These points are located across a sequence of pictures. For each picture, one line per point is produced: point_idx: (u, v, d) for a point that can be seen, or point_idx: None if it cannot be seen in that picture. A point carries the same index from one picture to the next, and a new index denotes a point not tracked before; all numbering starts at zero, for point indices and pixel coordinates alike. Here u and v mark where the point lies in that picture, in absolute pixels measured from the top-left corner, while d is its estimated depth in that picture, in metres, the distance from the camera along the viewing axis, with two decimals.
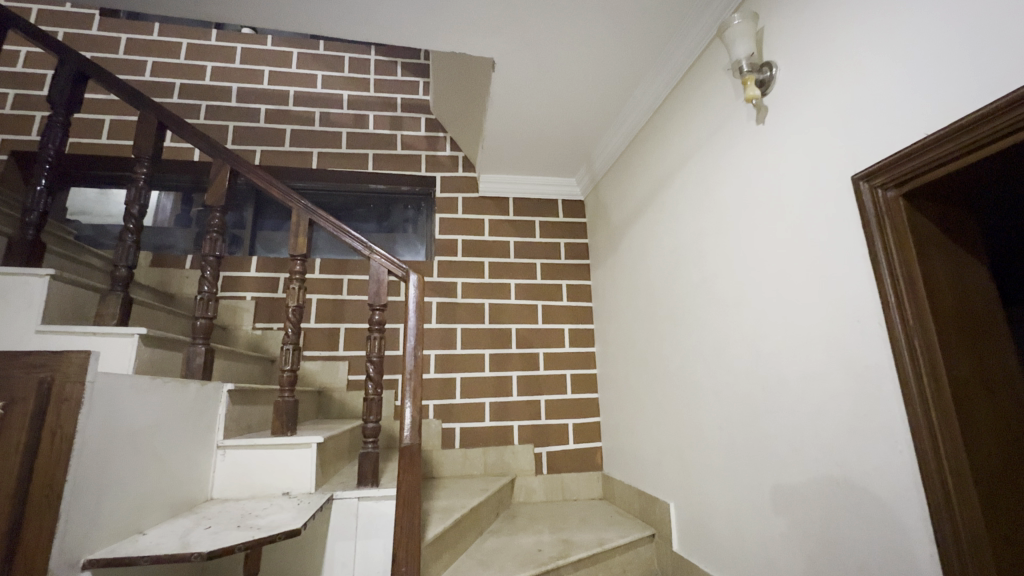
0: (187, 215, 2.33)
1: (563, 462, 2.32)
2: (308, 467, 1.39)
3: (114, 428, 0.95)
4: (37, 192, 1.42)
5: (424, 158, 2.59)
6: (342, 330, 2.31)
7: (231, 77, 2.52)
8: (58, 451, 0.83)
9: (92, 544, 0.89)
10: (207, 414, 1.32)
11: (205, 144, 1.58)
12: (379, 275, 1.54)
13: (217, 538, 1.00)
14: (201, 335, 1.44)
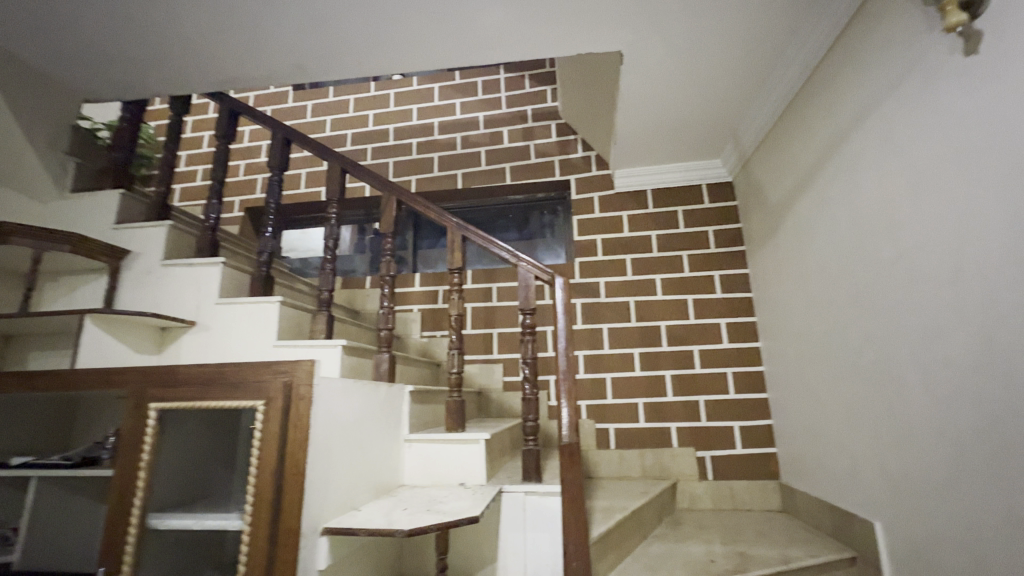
0: (363, 243, 2.74)
1: (731, 468, 2.13)
2: (479, 460, 1.52)
3: (335, 421, 1.16)
4: (266, 237, 1.83)
5: (557, 163, 2.64)
6: (495, 335, 2.47)
7: (388, 119, 2.90)
8: (298, 438, 1.04)
9: (326, 515, 1.10)
10: (395, 411, 1.53)
11: (376, 181, 1.85)
12: (527, 280, 1.61)
13: (413, 519, 1.15)
14: (385, 343, 1.68)
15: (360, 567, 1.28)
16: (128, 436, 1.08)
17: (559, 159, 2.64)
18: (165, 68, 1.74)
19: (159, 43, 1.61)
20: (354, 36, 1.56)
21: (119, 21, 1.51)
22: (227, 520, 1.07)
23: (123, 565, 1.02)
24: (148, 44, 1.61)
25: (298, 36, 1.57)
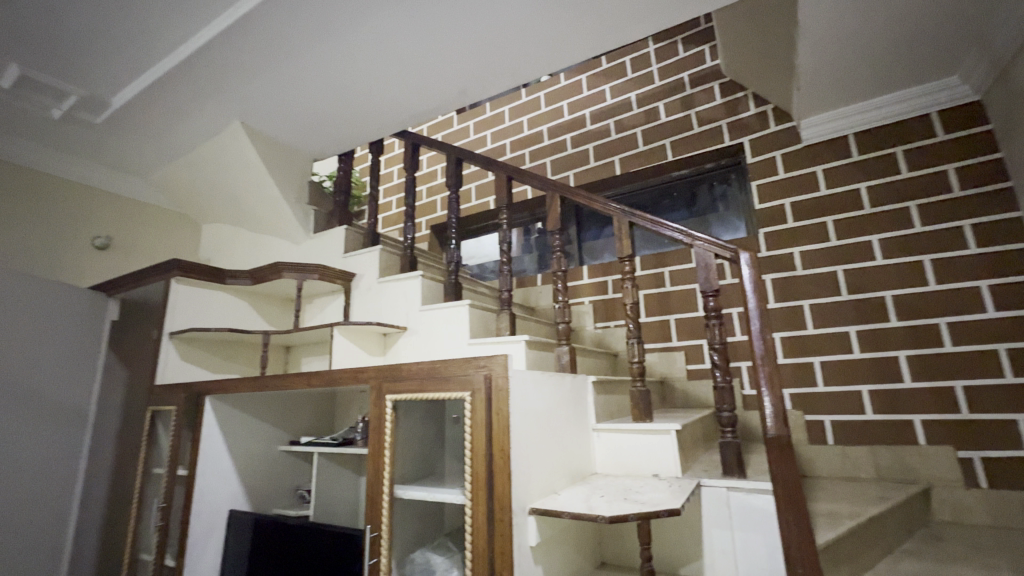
0: (530, 243, 2.88)
1: (1018, 474, 1.62)
2: (672, 451, 1.47)
3: (530, 411, 1.23)
4: (452, 249, 2.06)
5: (726, 127, 2.38)
6: (672, 321, 2.35)
7: (542, 120, 3.00)
8: (501, 426, 1.14)
9: (532, 496, 1.19)
10: (582, 401, 1.58)
11: (539, 181, 1.93)
12: (705, 260, 1.49)
13: (612, 507, 1.16)
14: (564, 337, 1.74)
15: (566, 548, 1.35)
16: (375, 422, 1.34)
17: (727, 123, 2.38)
18: (364, 120, 2.09)
19: (359, 101, 1.95)
20: (508, 48, 1.65)
21: (332, 90, 1.87)
22: (453, 495, 1.22)
23: (381, 525, 1.27)
24: (351, 104, 1.97)
25: (460, 63, 1.73)
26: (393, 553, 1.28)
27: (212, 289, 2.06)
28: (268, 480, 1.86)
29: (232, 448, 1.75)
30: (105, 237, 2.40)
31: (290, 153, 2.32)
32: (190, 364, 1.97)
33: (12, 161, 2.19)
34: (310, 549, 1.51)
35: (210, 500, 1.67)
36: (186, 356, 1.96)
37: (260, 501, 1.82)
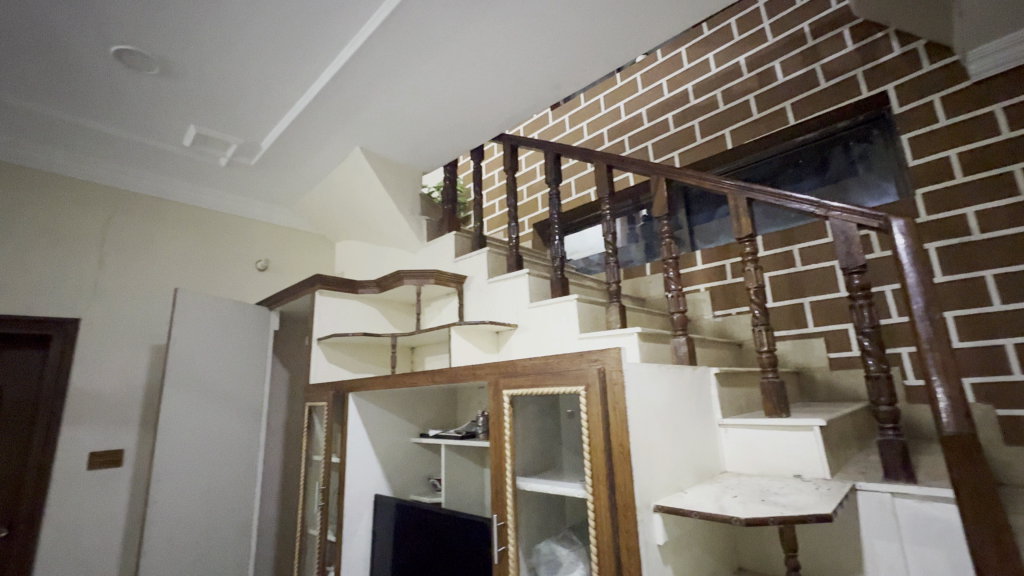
0: (636, 232, 2.77)
1: None
2: (816, 450, 1.31)
3: (648, 406, 1.19)
4: (556, 245, 2.07)
5: (862, 76, 2.06)
6: (807, 305, 2.09)
7: (639, 103, 2.87)
8: (618, 420, 1.11)
9: (656, 493, 1.14)
10: (704, 394, 1.48)
11: (642, 167, 1.85)
12: (846, 233, 1.30)
13: (747, 508, 1.07)
14: (680, 327, 1.64)
15: (697, 550, 1.28)
16: (494, 416, 1.40)
17: (863, 71, 2.05)
18: (464, 129, 2.20)
19: (459, 111, 2.05)
20: (599, 33, 1.61)
21: (435, 105, 1.99)
22: (574, 488, 1.23)
23: (507, 515, 1.32)
24: (452, 115, 2.08)
25: (551, 58, 1.73)
26: (520, 544, 1.32)
27: (348, 299, 2.32)
28: (405, 469, 2.04)
29: (373, 439, 1.95)
30: (264, 259, 2.86)
31: (402, 170, 2.53)
32: (335, 364, 2.24)
33: (196, 203, 2.69)
34: (445, 533, 1.63)
35: (358, 485, 1.88)
36: (332, 358, 2.24)
37: (399, 487, 2.01)
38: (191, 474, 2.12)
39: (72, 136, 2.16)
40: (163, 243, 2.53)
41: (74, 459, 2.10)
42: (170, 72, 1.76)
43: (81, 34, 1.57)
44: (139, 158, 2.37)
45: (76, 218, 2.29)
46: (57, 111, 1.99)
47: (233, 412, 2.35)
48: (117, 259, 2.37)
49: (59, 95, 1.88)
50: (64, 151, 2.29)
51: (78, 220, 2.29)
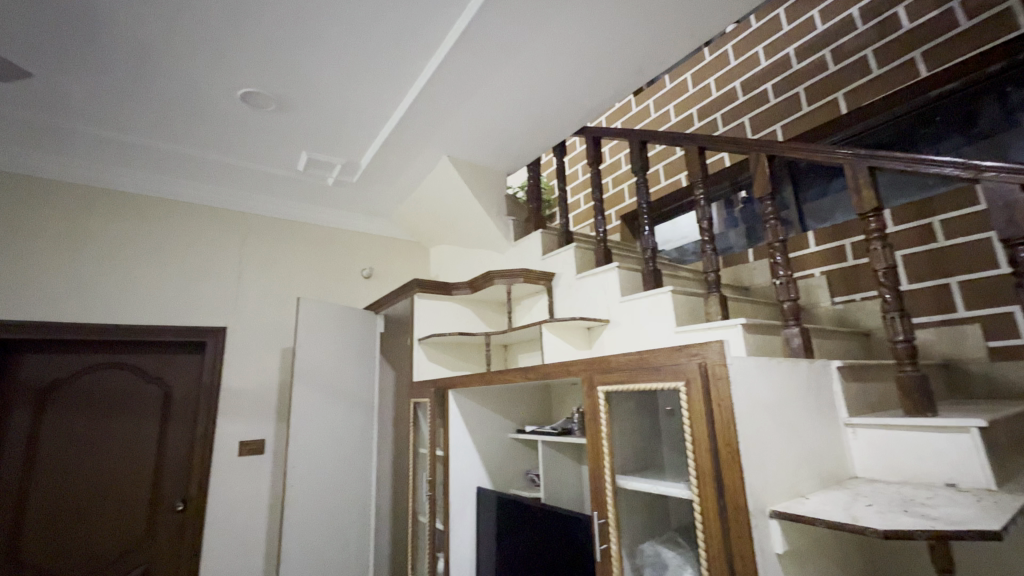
0: (734, 216, 2.57)
1: None
2: (975, 456, 1.12)
3: (758, 403, 1.10)
4: (646, 236, 1.99)
5: (1019, 7, 1.71)
6: (954, 286, 1.78)
7: (732, 76, 2.66)
8: (724, 419, 1.04)
9: (772, 497, 1.05)
10: (826, 390, 1.33)
11: (738, 145, 1.71)
12: (1004, 197, 1.12)
13: (886, 519, 0.94)
14: (792, 317, 1.50)
15: (826, 562, 1.16)
16: (590, 412, 1.38)
17: (1021, 0, 1.70)
18: (545, 127, 2.20)
19: (539, 109, 2.06)
20: (683, 8, 1.52)
21: (516, 105, 2.02)
22: (679, 489, 1.18)
23: (608, 511, 1.30)
24: (533, 114, 2.10)
25: (633, 42, 1.67)
26: (623, 542, 1.30)
27: (443, 301, 2.45)
28: (505, 464, 2.11)
29: (473, 434, 2.04)
30: (369, 267, 3.11)
31: (487, 173, 2.60)
32: (436, 362, 2.38)
33: (311, 220, 3.01)
34: (547, 527, 1.65)
35: (461, 477, 1.97)
36: (432, 357, 2.37)
37: (499, 480, 2.08)
38: (318, 462, 2.39)
39: (213, 171, 2.53)
40: (286, 258, 2.86)
41: (228, 447, 2.46)
42: (285, 106, 1.99)
43: (216, 83, 1.83)
44: (264, 185, 2.71)
45: (219, 241, 2.68)
46: (201, 152, 2.34)
47: (349, 407, 2.60)
48: (252, 274, 2.73)
49: (203, 138, 2.21)
50: (208, 185, 2.69)
51: (220, 243, 2.68)
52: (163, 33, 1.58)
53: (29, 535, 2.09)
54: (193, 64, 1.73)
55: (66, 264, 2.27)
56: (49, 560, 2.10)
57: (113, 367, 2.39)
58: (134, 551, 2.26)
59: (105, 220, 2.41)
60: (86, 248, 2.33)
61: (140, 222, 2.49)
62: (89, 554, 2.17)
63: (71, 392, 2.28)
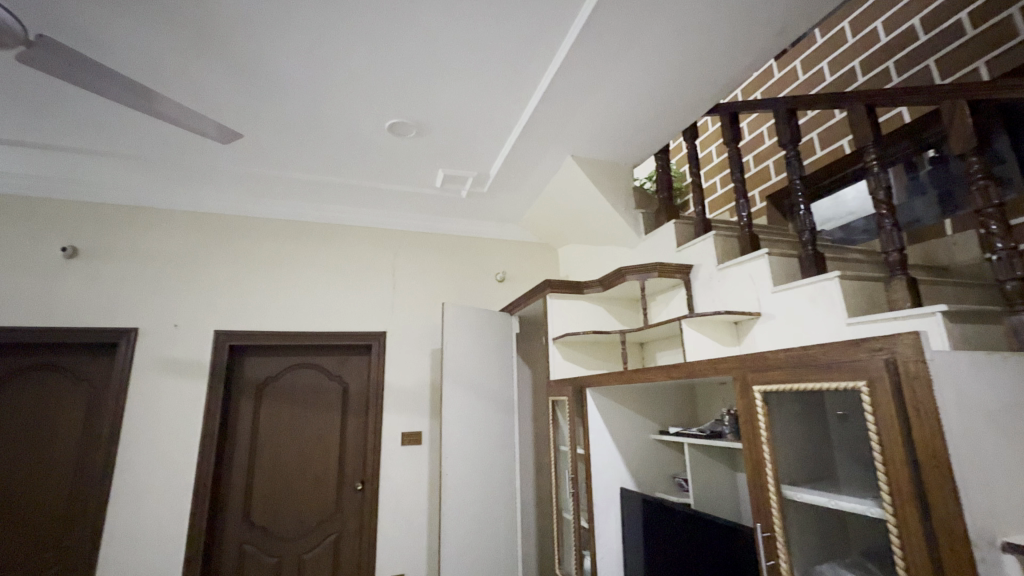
0: (921, 180, 2.08)
1: None
2: None
3: (974, 407, 0.89)
4: (801, 215, 1.74)
5: None
6: None
7: (909, 11, 2.06)
8: (927, 426, 0.86)
9: (1004, 527, 0.84)
10: None
11: (924, 95, 1.41)
12: None
13: None
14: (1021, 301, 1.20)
15: None
16: (744, 415, 1.26)
17: None
18: (673, 111, 2.07)
19: (667, 93, 1.95)
20: None
21: (641, 93, 1.94)
22: (866, 506, 1.00)
23: (775, 526, 1.16)
24: (660, 99, 1.99)
25: None
26: (795, 562, 1.14)
27: (576, 300, 2.46)
28: (649, 466, 2.04)
29: (613, 433, 2.01)
30: (502, 271, 3.28)
31: (613, 168, 2.54)
32: (572, 362, 2.39)
33: (449, 232, 3.26)
34: (699, 536, 1.55)
35: (604, 476, 1.96)
36: (567, 356, 2.39)
37: (644, 482, 2.02)
38: (468, 454, 2.58)
39: (369, 197, 2.90)
40: (430, 267, 3.16)
41: (393, 437, 2.80)
42: (423, 130, 2.20)
43: (370, 120, 2.10)
44: (409, 205, 3.02)
45: (377, 256, 3.06)
46: (360, 182, 2.70)
47: (492, 404, 2.76)
48: (403, 284, 3.06)
49: (360, 168, 2.55)
50: (365, 210, 3.08)
51: (378, 257, 3.06)
52: (327, 84, 1.86)
53: (257, 500, 2.63)
54: (351, 106, 2.00)
55: (270, 285, 2.82)
56: (272, 522, 2.62)
57: (306, 367, 2.88)
58: (328, 521, 2.70)
59: (292, 245, 2.92)
60: (282, 270, 2.86)
61: (317, 246, 2.97)
62: (298, 520, 2.66)
63: (279, 387, 2.82)
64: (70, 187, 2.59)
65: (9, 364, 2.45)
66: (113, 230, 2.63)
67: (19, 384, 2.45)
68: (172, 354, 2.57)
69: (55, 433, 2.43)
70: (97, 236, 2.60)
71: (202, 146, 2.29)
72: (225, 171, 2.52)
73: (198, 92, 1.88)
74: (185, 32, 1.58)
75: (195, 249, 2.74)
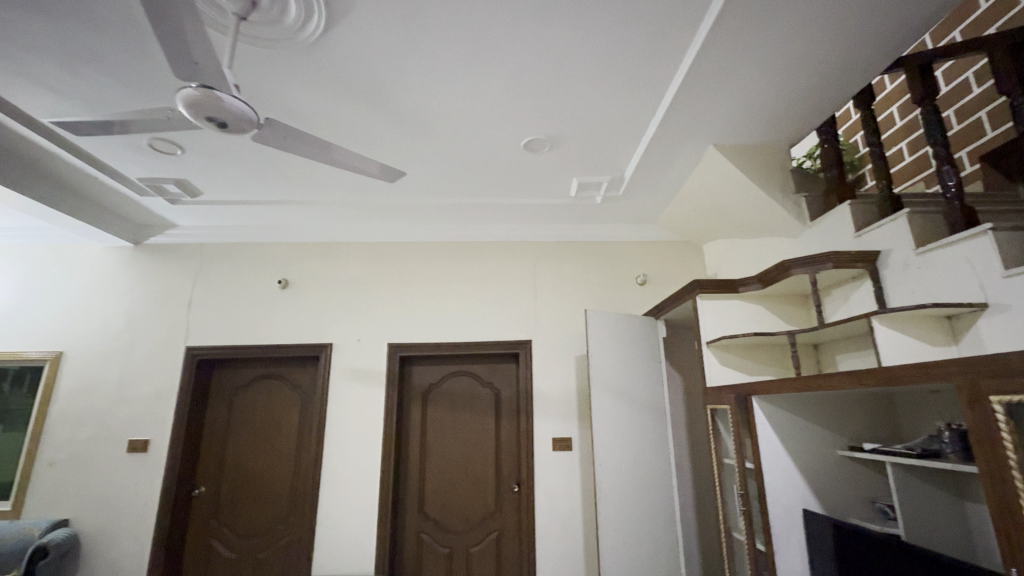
0: None
1: None
2: None
3: None
4: None
5: None
6: None
7: None
8: None
9: None
10: None
11: None
12: None
13: None
14: None
15: None
16: (978, 431, 1.02)
17: None
18: (840, 77, 1.80)
19: (831, 58, 1.70)
20: None
21: (798, 64, 1.72)
22: None
23: None
24: (821, 68, 1.75)
25: None
26: None
27: (730, 300, 2.27)
28: (838, 486, 1.77)
29: (790, 447, 1.79)
30: (643, 274, 3.18)
31: (765, 150, 2.29)
32: (730, 368, 2.20)
33: (585, 239, 3.27)
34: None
35: (781, 496, 1.75)
36: (725, 362, 2.21)
37: (833, 505, 1.76)
38: (621, 462, 2.54)
39: (508, 213, 3.06)
40: (569, 275, 3.20)
41: (545, 442, 2.89)
42: (557, 143, 2.26)
43: (509, 141, 2.23)
44: (545, 216, 3.11)
45: (518, 268, 3.21)
46: (500, 200, 2.87)
47: (643, 411, 2.67)
48: (545, 294, 3.16)
49: (500, 188, 2.72)
50: (505, 226, 3.26)
51: (519, 270, 3.21)
52: (470, 115, 2.03)
53: (430, 495, 2.93)
54: (490, 132, 2.16)
55: (429, 301, 3.15)
56: (441, 514, 2.90)
57: (462, 374, 3.14)
58: (490, 518, 2.89)
59: (444, 264, 3.22)
60: (437, 288, 3.17)
61: (466, 262, 3.22)
62: (463, 515, 2.90)
63: (441, 393, 3.12)
64: (281, 233, 3.24)
65: (250, 374, 3.16)
66: (311, 264, 3.22)
67: (257, 390, 3.12)
68: (357, 365, 3.03)
69: (281, 429, 3.04)
70: (300, 270, 3.20)
71: (372, 186, 2.67)
72: (390, 204, 2.90)
73: (367, 142, 2.21)
74: (359, 93, 1.87)
75: (369, 274, 3.20)
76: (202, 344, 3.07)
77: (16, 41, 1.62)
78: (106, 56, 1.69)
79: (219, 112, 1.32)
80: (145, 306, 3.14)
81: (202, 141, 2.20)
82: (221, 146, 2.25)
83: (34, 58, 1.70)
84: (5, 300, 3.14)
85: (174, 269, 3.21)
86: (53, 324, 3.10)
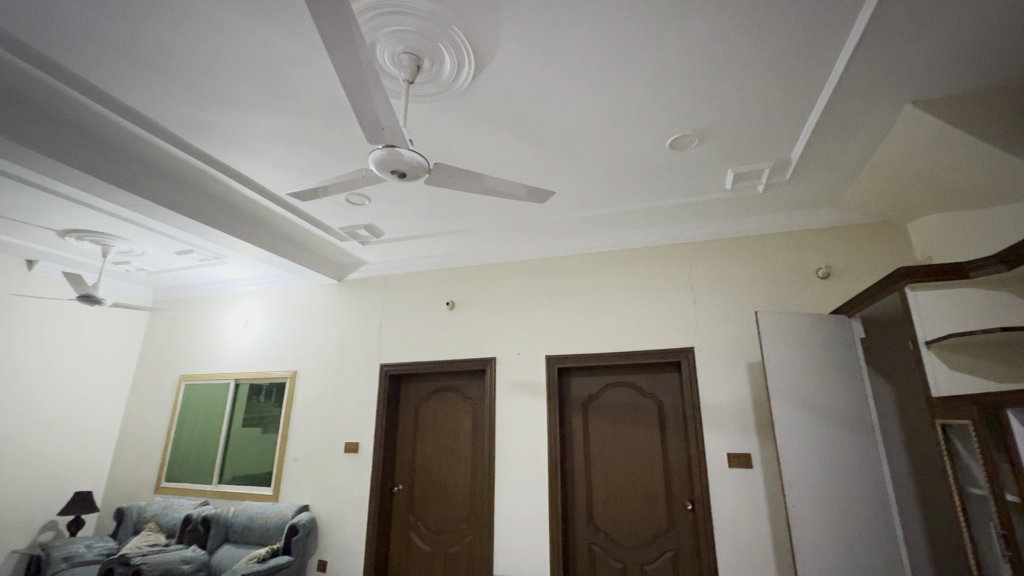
0: None
1: None
2: None
3: None
4: None
5: None
6: None
7: None
8: None
9: None
10: None
11: None
12: None
13: None
14: None
15: None
16: None
17: None
18: None
19: None
20: None
21: None
22: None
23: None
24: None
25: None
26: None
27: (958, 288, 1.82)
28: None
29: None
30: (826, 266, 2.75)
31: (995, 95, 1.80)
32: (964, 373, 1.76)
33: (748, 233, 2.97)
34: None
35: None
36: (957, 365, 1.78)
37: None
38: (818, 484, 2.21)
39: (656, 216, 2.95)
40: (732, 275, 2.94)
41: (719, 458, 2.66)
42: (706, 137, 2.12)
43: (653, 144, 2.17)
44: (698, 214, 2.93)
45: (673, 272, 3.06)
46: (647, 204, 2.79)
47: (842, 426, 2.28)
48: (705, 297, 2.95)
49: (647, 192, 2.65)
50: (655, 230, 3.15)
51: (674, 274, 3.06)
52: (611, 125, 2.03)
53: (598, 507, 2.93)
54: (633, 137, 2.13)
55: (582, 312, 3.19)
56: (612, 528, 2.86)
57: (622, 385, 3.09)
58: (663, 537, 2.76)
59: (595, 274, 3.24)
60: (590, 298, 3.20)
61: (616, 271, 3.20)
62: (635, 530, 2.82)
63: (601, 404, 3.11)
64: (446, 260, 3.64)
65: (431, 387, 3.58)
66: (473, 286, 3.54)
67: (437, 401, 3.52)
68: (519, 377, 3.21)
69: (458, 437, 3.37)
70: (464, 292, 3.55)
71: (522, 208, 2.85)
72: (538, 223, 3.04)
73: (516, 168, 2.37)
74: (507, 125, 2.02)
75: (523, 291, 3.39)
76: (392, 361, 3.59)
77: (261, 137, 2.17)
78: (316, 135, 2.13)
79: (401, 165, 1.56)
80: (349, 331, 3.81)
81: (384, 189, 2.62)
82: (398, 193, 2.65)
83: (271, 146, 2.24)
84: (260, 332, 4.12)
85: (368, 299, 3.84)
86: (290, 349, 3.96)
